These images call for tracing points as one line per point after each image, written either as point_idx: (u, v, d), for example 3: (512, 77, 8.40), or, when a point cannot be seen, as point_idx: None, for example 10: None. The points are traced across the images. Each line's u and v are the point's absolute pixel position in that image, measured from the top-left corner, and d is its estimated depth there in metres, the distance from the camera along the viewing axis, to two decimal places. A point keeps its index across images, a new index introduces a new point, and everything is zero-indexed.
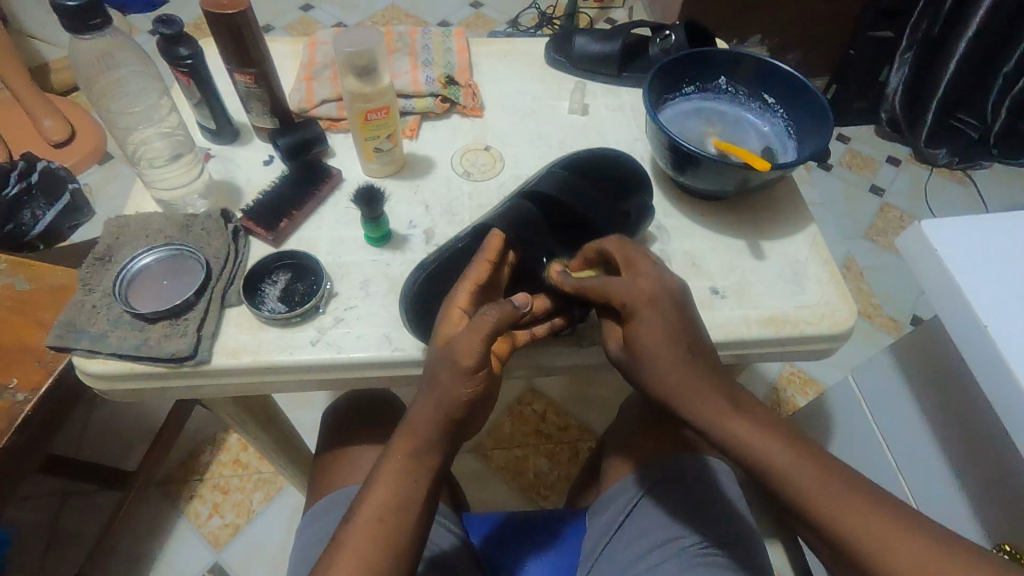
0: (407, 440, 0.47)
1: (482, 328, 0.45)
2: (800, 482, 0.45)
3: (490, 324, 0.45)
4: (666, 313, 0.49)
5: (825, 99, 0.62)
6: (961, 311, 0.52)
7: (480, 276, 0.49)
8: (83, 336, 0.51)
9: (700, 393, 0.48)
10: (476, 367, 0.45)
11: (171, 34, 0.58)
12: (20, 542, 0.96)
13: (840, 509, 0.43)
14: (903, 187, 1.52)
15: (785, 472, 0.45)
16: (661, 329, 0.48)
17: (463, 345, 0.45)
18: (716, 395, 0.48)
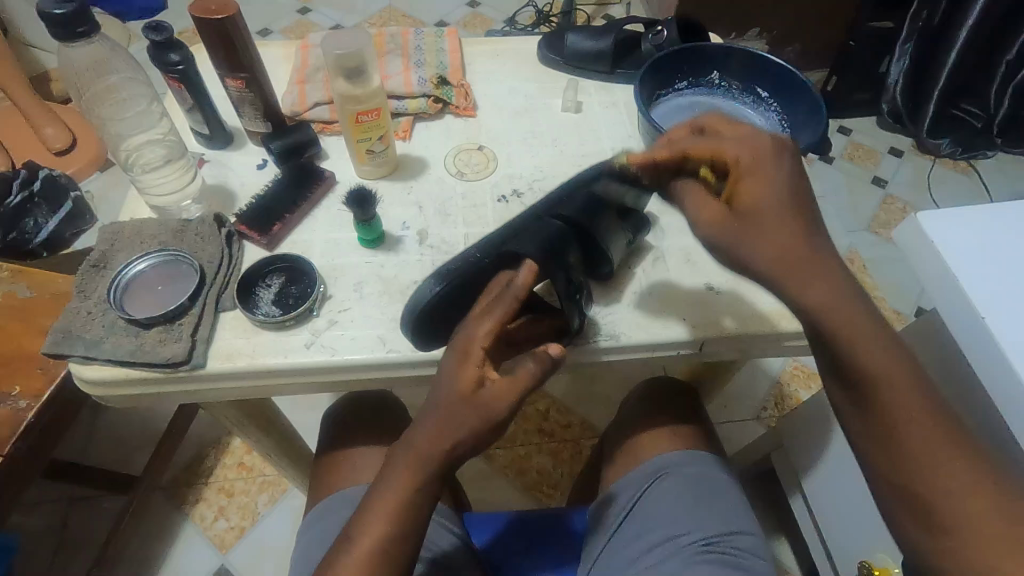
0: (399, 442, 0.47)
1: (473, 349, 0.44)
2: (915, 427, 0.42)
3: (530, 375, 0.45)
4: (806, 233, 0.44)
5: (819, 91, 0.61)
6: (960, 303, 0.52)
7: (506, 312, 0.45)
8: (79, 343, 0.51)
9: (825, 303, 0.43)
10: (473, 386, 0.44)
11: (162, 41, 0.58)
12: (28, 548, 0.97)
13: (938, 457, 0.41)
14: (905, 178, 1.51)
15: (892, 403, 0.42)
16: (784, 231, 0.43)
17: (458, 364, 0.44)
18: (854, 306, 0.43)
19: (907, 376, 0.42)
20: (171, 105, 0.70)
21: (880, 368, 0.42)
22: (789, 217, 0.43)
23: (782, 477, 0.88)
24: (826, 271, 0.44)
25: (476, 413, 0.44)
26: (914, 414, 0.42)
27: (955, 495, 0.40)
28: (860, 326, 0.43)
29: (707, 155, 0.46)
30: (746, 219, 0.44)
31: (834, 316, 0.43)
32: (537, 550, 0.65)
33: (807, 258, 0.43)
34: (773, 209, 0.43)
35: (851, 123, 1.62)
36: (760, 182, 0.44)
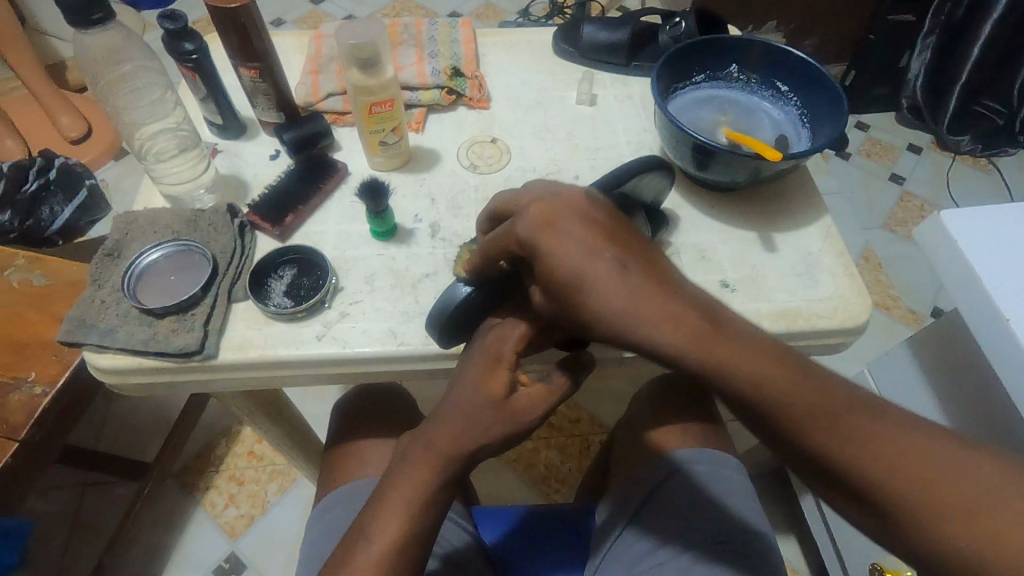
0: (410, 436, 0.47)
1: (499, 354, 0.45)
2: (814, 432, 0.36)
3: (565, 387, 0.46)
4: (607, 252, 0.41)
5: (840, 86, 0.60)
6: (981, 304, 0.51)
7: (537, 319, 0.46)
8: (93, 331, 0.52)
9: (661, 321, 0.39)
10: (499, 392, 0.44)
11: (177, 30, 0.58)
12: (43, 531, 0.98)
13: (841, 440, 0.36)
14: (924, 176, 1.49)
15: (780, 406, 0.37)
16: (578, 241, 0.42)
17: (483, 371, 0.45)
18: (684, 316, 0.39)
19: (777, 376, 0.38)
20: (184, 94, 0.70)
21: (749, 371, 0.38)
22: (595, 237, 0.42)
23: (792, 475, 0.88)
24: (647, 274, 0.41)
25: (504, 417, 0.44)
26: (800, 408, 0.37)
27: (878, 470, 0.35)
28: (705, 339, 0.39)
29: (500, 246, 0.45)
30: (564, 288, 0.42)
31: (668, 320, 0.39)
32: (544, 544, 0.65)
33: (611, 272, 0.41)
34: (565, 251, 0.42)
35: (869, 119, 1.60)
36: (548, 232, 0.43)
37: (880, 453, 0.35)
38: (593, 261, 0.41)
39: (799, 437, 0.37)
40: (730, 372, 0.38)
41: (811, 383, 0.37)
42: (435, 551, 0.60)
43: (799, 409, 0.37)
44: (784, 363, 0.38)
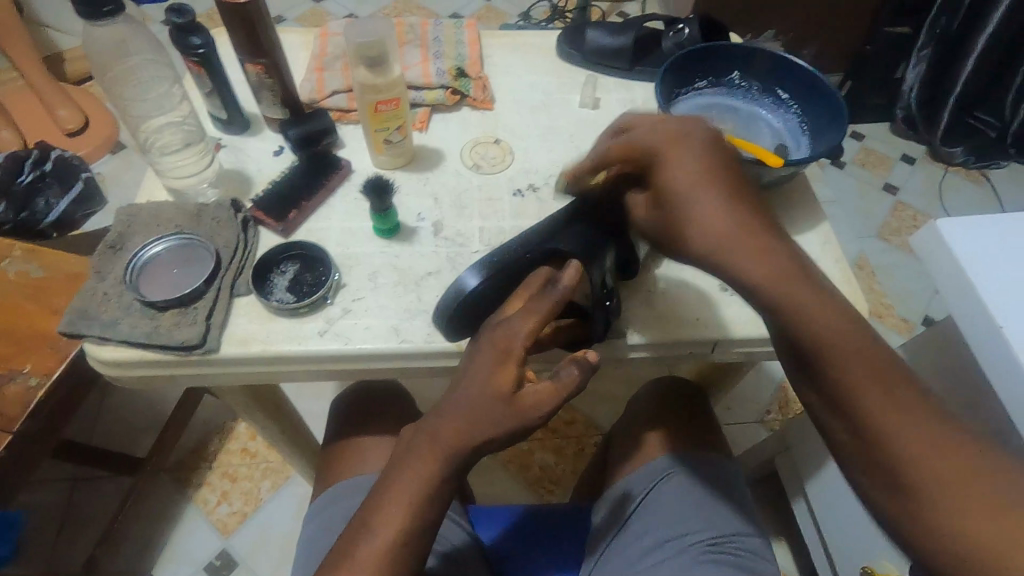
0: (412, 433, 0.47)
1: (513, 351, 0.45)
2: (873, 396, 0.38)
3: (573, 384, 0.46)
4: (720, 186, 0.43)
5: (841, 95, 0.61)
6: (976, 313, 0.51)
7: (548, 315, 0.46)
8: (95, 323, 0.52)
9: (755, 253, 0.41)
10: (509, 389, 0.45)
11: (184, 24, 0.58)
12: (34, 525, 0.97)
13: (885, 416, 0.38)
14: (918, 186, 1.51)
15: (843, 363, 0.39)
16: (699, 160, 0.44)
17: (495, 369, 0.45)
18: (776, 252, 0.42)
19: (844, 332, 0.39)
20: (189, 89, 0.70)
21: (837, 328, 0.40)
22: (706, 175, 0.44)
23: (785, 480, 0.88)
24: (752, 224, 0.43)
25: (512, 413, 0.45)
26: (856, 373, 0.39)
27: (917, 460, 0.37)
28: (785, 280, 0.41)
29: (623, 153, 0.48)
30: (668, 207, 0.45)
31: (761, 256, 0.41)
32: (540, 543, 0.65)
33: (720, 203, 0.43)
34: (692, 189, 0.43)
35: (865, 129, 1.62)
36: (696, 181, 0.43)
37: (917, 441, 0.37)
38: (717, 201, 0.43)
39: (855, 395, 0.38)
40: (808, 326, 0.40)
41: (879, 349, 0.39)
42: (434, 548, 0.60)
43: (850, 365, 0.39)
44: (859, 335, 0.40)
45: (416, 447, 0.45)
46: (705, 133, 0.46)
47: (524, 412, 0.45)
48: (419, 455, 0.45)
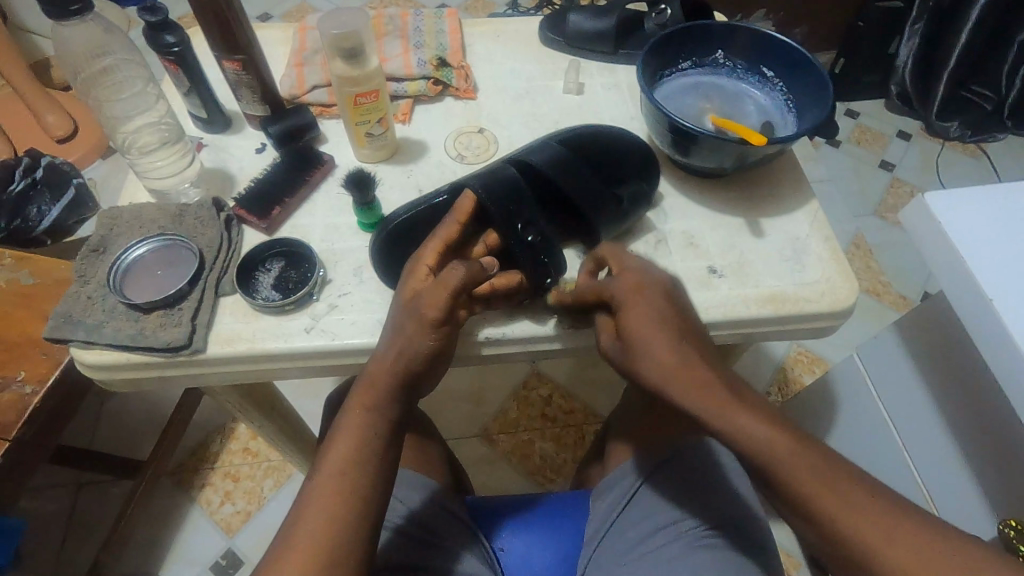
0: (365, 393, 0.49)
1: (419, 264, 0.51)
2: (831, 497, 0.41)
3: (457, 280, 0.48)
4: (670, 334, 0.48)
5: (826, 70, 0.60)
6: (966, 285, 0.51)
7: (445, 231, 0.51)
8: (79, 328, 0.51)
9: (695, 385, 0.46)
10: (410, 296, 0.51)
11: (156, 22, 0.57)
12: (39, 530, 0.98)
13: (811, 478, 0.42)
14: (914, 162, 1.50)
15: (760, 439, 0.44)
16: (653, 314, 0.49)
17: (407, 283, 0.51)
18: (707, 378, 0.47)
19: (786, 450, 0.43)
20: (169, 90, 0.69)
21: (758, 434, 0.44)
22: (661, 320, 0.49)
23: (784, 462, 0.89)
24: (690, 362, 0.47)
25: (412, 320, 0.49)
26: (769, 439, 0.43)
27: (846, 515, 0.40)
28: (718, 401, 0.45)
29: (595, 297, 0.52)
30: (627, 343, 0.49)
31: (697, 384, 0.46)
32: (535, 532, 0.65)
33: (679, 355, 0.47)
34: (651, 348, 0.48)
35: (859, 106, 1.60)
36: (640, 298, 0.49)
37: (853, 501, 0.41)
38: (665, 343, 0.48)
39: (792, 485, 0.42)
40: (731, 423, 0.44)
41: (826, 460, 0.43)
42: (393, 524, 0.60)
43: (772, 446, 0.43)
44: (762, 414, 0.45)
45: (353, 395, 0.49)
46: (664, 284, 0.51)
47: (423, 318, 0.49)
48: (359, 400, 0.49)
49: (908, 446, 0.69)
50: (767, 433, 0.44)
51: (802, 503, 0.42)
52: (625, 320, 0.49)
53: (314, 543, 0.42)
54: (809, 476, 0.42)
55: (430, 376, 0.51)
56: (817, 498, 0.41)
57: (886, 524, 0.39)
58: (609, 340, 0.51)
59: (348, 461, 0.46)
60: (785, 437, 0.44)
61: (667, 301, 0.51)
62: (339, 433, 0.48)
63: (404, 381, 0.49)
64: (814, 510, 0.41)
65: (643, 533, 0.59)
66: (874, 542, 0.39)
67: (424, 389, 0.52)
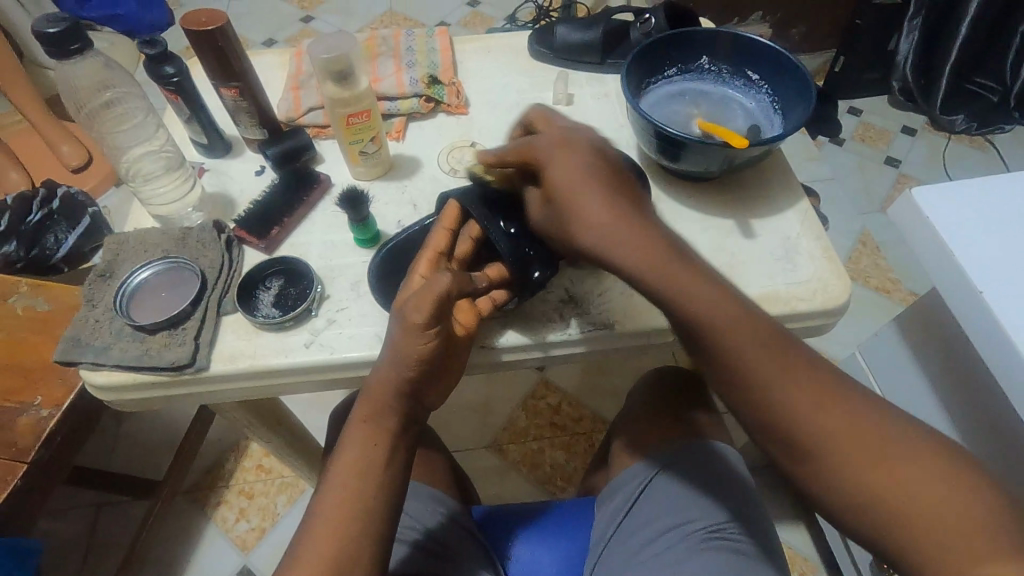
0: (367, 408, 0.50)
1: (412, 273, 0.52)
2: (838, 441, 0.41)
3: (441, 287, 0.48)
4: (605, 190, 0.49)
5: (809, 70, 0.60)
6: (958, 279, 0.51)
7: (435, 241, 0.53)
8: (88, 350, 0.53)
9: (692, 284, 0.46)
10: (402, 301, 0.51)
11: (156, 54, 0.60)
12: (60, 551, 1.00)
13: (784, 386, 0.42)
14: (920, 156, 1.49)
15: (734, 346, 0.44)
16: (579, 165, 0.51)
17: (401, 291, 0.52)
18: (722, 296, 0.46)
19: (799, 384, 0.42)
20: (171, 119, 0.72)
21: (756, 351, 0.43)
22: (588, 176, 0.50)
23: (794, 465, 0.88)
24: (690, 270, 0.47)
25: (402, 325, 0.49)
26: (744, 342, 0.44)
27: (815, 427, 0.41)
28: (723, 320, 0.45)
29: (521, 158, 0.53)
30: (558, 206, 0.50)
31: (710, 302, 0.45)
32: (541, 539, 0.65)
33: (614, 215, 0.49)
34: (587, 202, 0.49)
35: (861, 104, 1.60)
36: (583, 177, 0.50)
37: (824, 411, 0.41)
38: (600, 202, 0.49)
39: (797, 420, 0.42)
40: (672, 285, 0.46)
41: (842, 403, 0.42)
42: (407, 539, 0.61)
43: (741, 347, 0.44)
44: (746, 316, 0.45)
45: (360, 407, 0.51)
46: (591, 142, 0.53)
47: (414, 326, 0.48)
48: (364, 414, 0.50)
49: None
50: (739, 343, 0.44)
51: (775, 420, 0.43)
52: (552, 180, 0.50)
53: (326, 555, 0.45)
54: (794, 393, 0.42)
55: (429, 384, 0.51)
56: (788, 407, 0.42)
57: (860, 429, 0.41)
58: (541, 211, 0.52)
59: (356, 475, 0.48)
60: (756, 333, 0.44)
61: (597, 154, 0.52)
62: (347, 447, 0.49)
63: (409, 394, 0.50)
64: (785, 429, 0.42)
65: (646, 537, 0.59)
66: (837, 446, 0.41)
67: (427, 398, 0.52)
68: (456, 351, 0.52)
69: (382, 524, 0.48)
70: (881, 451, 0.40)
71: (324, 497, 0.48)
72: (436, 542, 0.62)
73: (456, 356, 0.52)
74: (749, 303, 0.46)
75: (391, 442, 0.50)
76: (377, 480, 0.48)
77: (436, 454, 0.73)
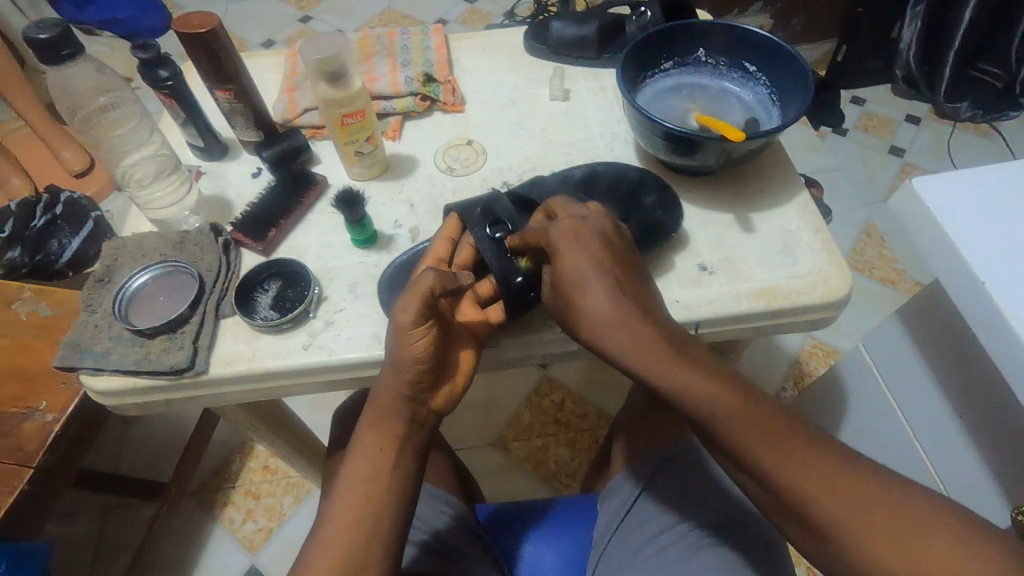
0: (374, 415, 0.50)
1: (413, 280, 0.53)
2: (816, 495, 0.41)
3: (428, 282, 0.48)
4: (609, 276, 0.49)
5: (807, 61, 0.60)
6: (961, 271, 0.50)
7: (433, 254, 0.55)
8: (87, 355, 0.53)
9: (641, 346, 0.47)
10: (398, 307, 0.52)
11: (150, 58, 0.60)
12: (70, 554, 1.01)
13: (794, 470, 0.42)
14: (924, 145, 1.49)
15: (738, 435, 0.43)
16: (588, 253, 0.49)
17: None
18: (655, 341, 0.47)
19: (763, 445, 0.43)
20: (167, 126, 0.72)
21: (713, 402, 0.44)
22: (592, 265, 0.49)
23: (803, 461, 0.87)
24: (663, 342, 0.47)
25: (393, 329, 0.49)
26: (750, 430, 0.43)
27: (837, 511, 0.40)
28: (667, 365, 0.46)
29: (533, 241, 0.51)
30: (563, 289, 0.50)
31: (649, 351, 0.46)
32: (546, 535, 0.65)
33: (613, 308, 0.48)
34: (590, 292, 0.48)
35: (864, 93, 1.59)
36: (569, 245, 0.49)
37: (838, 492, 0.40)
38: (601, 292, 0.48)
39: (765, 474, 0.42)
40: (678, 381, 0.45)
41: (800, 451, 0.42)
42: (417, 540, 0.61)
43: (747, 441, 0.43)
44: (738, 396, 0.44)
45: (370, 412, 0.51)
46: (600, 227, 0.51)
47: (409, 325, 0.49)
48: (372, 419, 0.50)
49: (918, 434, 0.68)
50: (747, 428, 0.43)
51: (784, 497, 0.42)
52: (558, 269, 0.49)
53: (340, 561, 0.45)
54: (795, 472, 0.42)
55: (430, 385, 0.52)
56: (795, 489, 0.41)
57: (878, 509, 0.40)
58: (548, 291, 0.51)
59: (366, 480, 0.48)
60: (751, 410, 0.44)
61: (606, 242, 0.50)
62: (356, 453, 0.50)
63: (412, 396, 0.51)
64: (802, 507, 0.41)
65: (649, 535, 0.59)
66: (863, 531, 0.39)
67: (432, 401, 0.52)
68: (453, 352, 0.53)
69: (393, 528, 0.48)
70: (908, 532, 0.38)
71: (335, 503, 0.48)
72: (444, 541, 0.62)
73: (454, 360, 0.53)
74: (748, 383, 0.46)
75: (400, 447, 0.50)
76: (387, 486, 0.48)
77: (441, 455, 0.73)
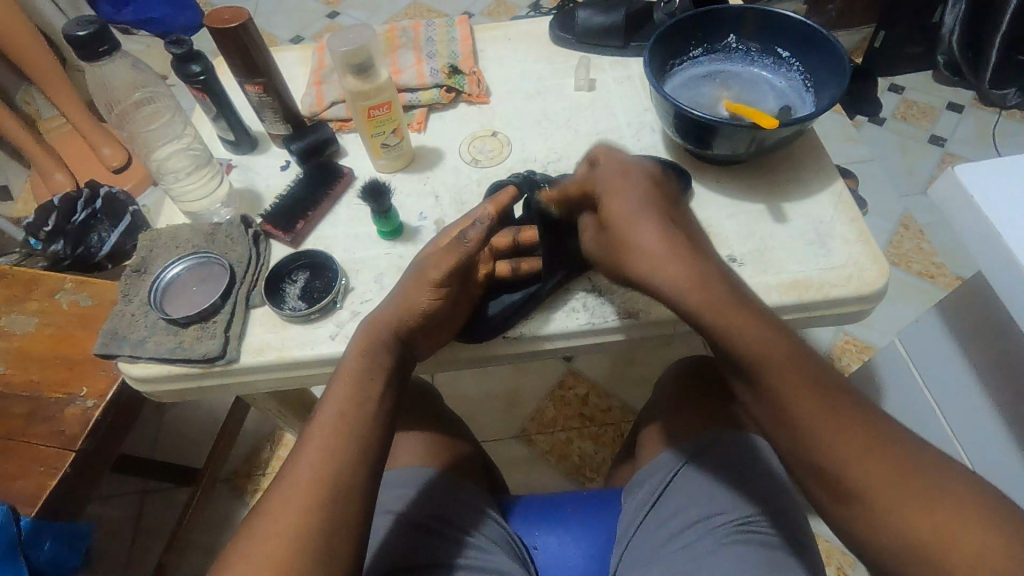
0: (352, 376, 0.51)
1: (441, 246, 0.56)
2: (849, 460, 0.41)
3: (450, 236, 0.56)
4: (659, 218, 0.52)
5: (843, 45, 0.58)
6: (1005, 266, 0.49)
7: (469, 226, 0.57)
8: (125, 344, 0.55)
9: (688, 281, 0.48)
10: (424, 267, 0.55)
11: (183, 54, 0.61)
12: (110, 536, 1.05)
13: (838, 429, 0.42)
14: (967, 134, 1.43)
15: (776, 379, 0.44)
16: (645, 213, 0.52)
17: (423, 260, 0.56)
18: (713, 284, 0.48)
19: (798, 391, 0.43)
20: (195, 121, 0.74)
21: (753, 340, 0.45)
22: (644, 205, 0.53)
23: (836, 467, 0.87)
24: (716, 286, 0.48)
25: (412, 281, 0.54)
26: (794, 384, 0.44)
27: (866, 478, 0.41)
28: (721, 309, 0.47)
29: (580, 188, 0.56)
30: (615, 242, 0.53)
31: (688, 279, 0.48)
32: (566, 527, 0.63)
33: (667, 246, 0.50)
34: (640, 230, 0.51)
35: (903, 80, 1.54)
36: (622, 188, 0.54)
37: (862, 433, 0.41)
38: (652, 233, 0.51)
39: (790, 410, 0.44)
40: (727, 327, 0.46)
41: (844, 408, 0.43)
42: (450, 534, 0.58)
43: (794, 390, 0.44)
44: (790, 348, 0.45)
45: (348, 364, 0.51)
46: (647, 183, 0.55)
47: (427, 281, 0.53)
48: (359, 348, 0.52)
49: (958, 432, 0.66)
50: (809, 401, 0.43)
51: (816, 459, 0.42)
52: (610, 208, 0.53)
53: (276, 517, 0.43)
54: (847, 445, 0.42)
55: (424, 335, 0.54)
56: (830, 450, 0.42)
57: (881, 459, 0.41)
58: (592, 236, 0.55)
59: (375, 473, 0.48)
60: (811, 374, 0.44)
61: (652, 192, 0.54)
62: (313, 430, 0.48)
63: (399, 335, 0.53)
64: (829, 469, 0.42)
65: (673, 529, 0.58)
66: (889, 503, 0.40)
67: (417, 348, 0.55)
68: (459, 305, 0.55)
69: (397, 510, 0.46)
70: (925, 492, 0.40)
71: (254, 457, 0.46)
72: (425, 518, 0.59)
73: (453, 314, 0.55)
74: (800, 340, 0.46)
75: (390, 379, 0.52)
76: None
77: (420, 434, 0.67)
